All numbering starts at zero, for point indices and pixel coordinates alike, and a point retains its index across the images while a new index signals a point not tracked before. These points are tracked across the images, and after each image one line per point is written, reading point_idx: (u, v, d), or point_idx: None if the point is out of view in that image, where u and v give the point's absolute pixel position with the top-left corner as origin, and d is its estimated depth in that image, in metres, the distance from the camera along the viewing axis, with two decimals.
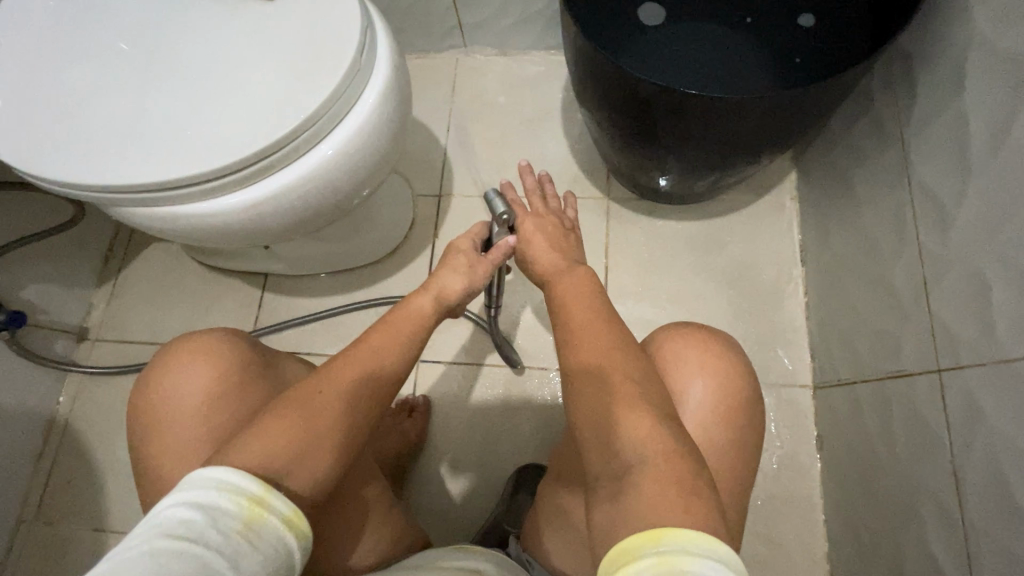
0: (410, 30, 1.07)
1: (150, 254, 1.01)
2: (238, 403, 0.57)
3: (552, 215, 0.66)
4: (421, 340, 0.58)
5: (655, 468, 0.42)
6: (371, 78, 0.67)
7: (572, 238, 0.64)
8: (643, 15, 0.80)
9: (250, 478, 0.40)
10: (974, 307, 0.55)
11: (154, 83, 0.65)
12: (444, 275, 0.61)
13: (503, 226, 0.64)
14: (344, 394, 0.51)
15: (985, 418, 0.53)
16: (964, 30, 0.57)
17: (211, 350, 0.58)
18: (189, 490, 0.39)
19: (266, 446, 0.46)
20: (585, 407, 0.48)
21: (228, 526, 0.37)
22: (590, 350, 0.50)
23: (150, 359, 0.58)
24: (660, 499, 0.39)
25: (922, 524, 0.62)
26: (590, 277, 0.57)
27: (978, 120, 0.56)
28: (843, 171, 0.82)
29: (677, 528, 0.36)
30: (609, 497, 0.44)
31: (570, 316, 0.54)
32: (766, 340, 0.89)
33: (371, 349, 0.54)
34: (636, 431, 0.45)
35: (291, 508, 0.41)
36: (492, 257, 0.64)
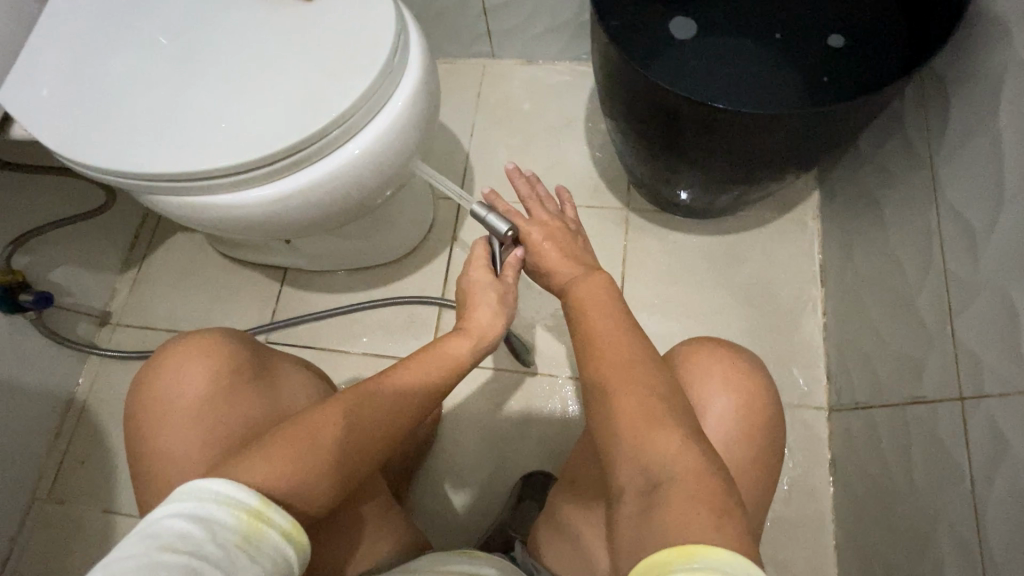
0: (439, 35, 1.08)
1: (174, 244, 1.05)
2: (227, 413, 0.55)
3: (554, 217, 0.59)
4: (451, 384, 0.54)
5: (687, 483, 0.36)
6: (403, 79, 0.64)
7: (581, 240, 0.58)
8: (673, 28, 0.78)
9: (248, 489, 0.38)
10: (1000, 336, 0.51)
11: (192, 76, 0.63)
12: (478, 312, 0.56)
13: (507, 241, 0.58)
14: (358, 430, 0.47)
15: (1010, 448, 0.48)
16: (1003, 49, 0.54)
17: (202, 355, 0.56)
18: (188, 500, 0.36)
19: (275, 471, 0.42)
20: (615, 420, 0.42)
21: (228, 539, 0.35)
22: (624, 361, 0.44)
23: (154, 352, 0.58)
24: (688, 516, 0.34)
25: (937, 558, 0.56)
26: (609, 284, 0.51)
27: (1014, 141, 0.52)
28: (868, 191, 0.78)
29: (712, 546, 0.31)
30: (634, 512, 0.38)
31: (593, 330, 0.47)
32: (782, 359, 0.85)
33: (394, 388, 0.50)
34: (665, 444, 0.39)
35: (291, 520, 0.38)
36: (507, 275, 0.58)
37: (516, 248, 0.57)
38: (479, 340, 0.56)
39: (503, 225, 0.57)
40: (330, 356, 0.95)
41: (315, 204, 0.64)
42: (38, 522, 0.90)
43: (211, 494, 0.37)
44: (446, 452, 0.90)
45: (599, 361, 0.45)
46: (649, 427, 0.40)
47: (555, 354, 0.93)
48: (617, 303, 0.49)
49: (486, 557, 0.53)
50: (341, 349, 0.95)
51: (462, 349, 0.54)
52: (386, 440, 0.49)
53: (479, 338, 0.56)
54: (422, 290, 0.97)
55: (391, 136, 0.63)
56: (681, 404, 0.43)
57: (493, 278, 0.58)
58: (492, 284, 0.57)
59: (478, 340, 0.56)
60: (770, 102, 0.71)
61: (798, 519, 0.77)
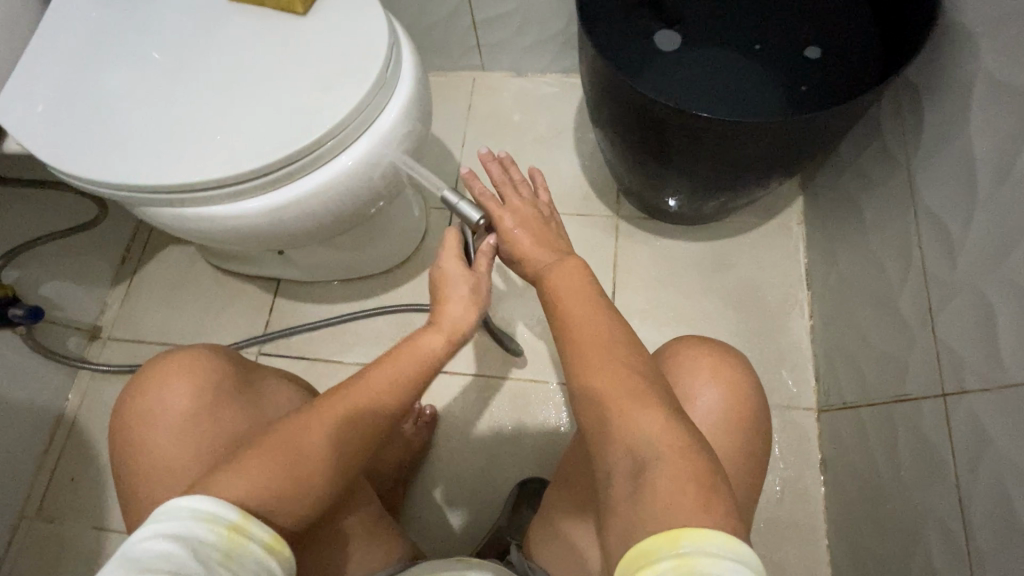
0: (430, 49, 1.10)
1: (166, 257, 1.05)
2: (215, 427, 0.55)
3: (527, 202, 0.58)
4: (427, 382, 0.52)
5: (674, 461, 0.37)
6: (397, 91, 0.65)
7: (554, 226, 0.58)
8: (659, 40, 0.80)
9: (227, 504, 0.38)
10: (978, 333, 0.52)
11: (185, 90, 0.64)
12: (449, 306, 0.55)
13: (479, 230, 0.59)
14: (334, 432, 0.47)
15: (991, 441, 0.49)
16: (970, 58, 0.56)
17: (184, 372, 0.56)
18: (166, 523, 0.36)
19: (252, 484, 0.42)
20: (599, 404, 0.42)
21: (209, 555, 0.35)
22: (603, 342, 0.45)
23: (138, 371, 0.58)
24: (677, 498, 0.35)
25: (926, 553, 0.57)
26: (583, 271, 0.50)
27: (984, 146, 0.54)
28: (849, 195, 0.80)
29: (698, 528, 0.33)
30: (625, 495, 0.38)
31: (575, 326, 0.47)
32: (771, 361, 0.86)
33: (367, 389, 0.49)
34: (649, 423, 0.40)
35: (271, 533, 0.39)
36: (480, 263, 0.57)
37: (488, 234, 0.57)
38: (452, 334, 0.53)
39: (475, 213, 0.59)
40: (324, 366, 0.95)
41: (309, 213, 0.65)
42: (27, 541, 0.88)
43: (189, 512, 0.37)
44: (440, 460, 0.90)
45: (578, 344, 0.46)
46: (633, 404, 0.41)
47: (549, 361, 0.94)
48: (593, 287, 0.49)
49: (479, 564, 0.53)
50: (334, 359, 0.95)
51: (435, 344, 0.52)
52: (366, 441, 0.48)
53: (452, 331, 0.54)
54: (415, 299, 0.98)
55: (384, 146, 0.64)
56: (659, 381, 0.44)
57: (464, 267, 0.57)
58: (465, 276, 0.56)
59: (451, 334, 0.53)
60: (752, 111, 0.73)
61: (791, 519, 0.78)
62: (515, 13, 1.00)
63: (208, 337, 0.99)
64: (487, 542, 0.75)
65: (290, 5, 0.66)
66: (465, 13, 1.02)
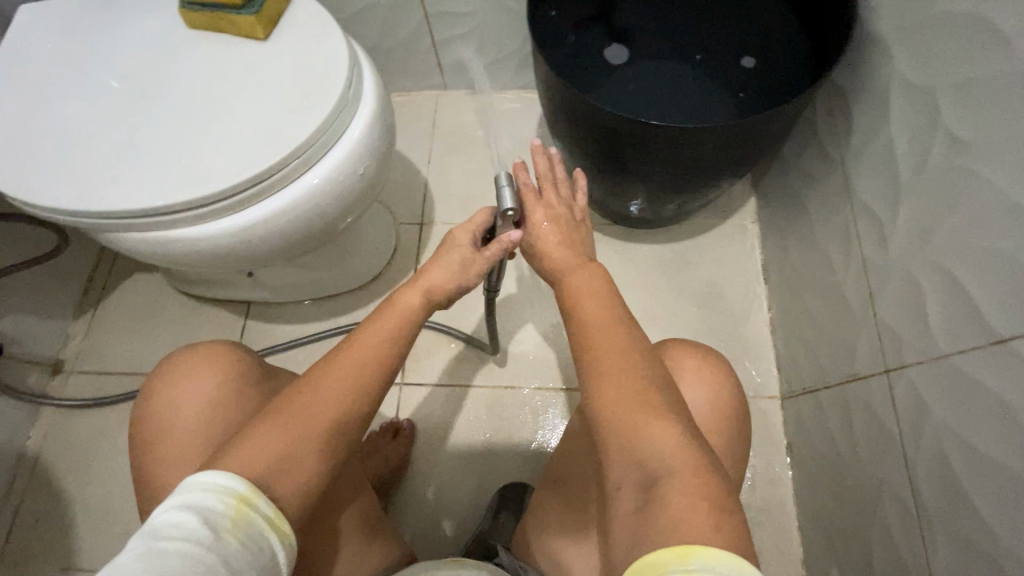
0: (392, 70, 1.13)
1: (130, 285, 1.04)
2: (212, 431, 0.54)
3: (564, 202, 0.57)
4: (410, 342, 0.51)
5: (685, 480, 0.38)
6: (359, 111, 0.67)
7: (583, 233, 0.56)
8: (609, 54, 0.85)
9: (237, 477, 0.39)
10: (912, 310, 0.57)
11: (146, 116, 0.64)
12: (433, 270, 0.54)
13: (507, 220, 0.55)
14: (321, 396, 0.46)
15: (930, 411, 0.53)
16: (886, 63, 0.61)
17: (195, 370, 0.56)
18: (182, 493, 0.37)
19: (261, 459, 0.42)
20: (612, 415, 0.43)
21: (218, 524, 0.36)
22: (618, 355, 0.45)
23: (158, 365, 0.58)
24: (686, 514, 0.36)
25: (884, 522, 0.60)
26: (603, 274, 0.51)
27: (903, 141, 0.59)
28: (795, 192, 0.85)
29: (708, 548, 0.33)
30: (632, 509, 0.39)
31: (586, 321, 0.48)
32: (735, 354, 0.90)
33: (354, 351, 0.48)
34: (662, 438, 0.40)
35: (275, 510, 0.40)
36: (491, 252, 0.55)
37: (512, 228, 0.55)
38: (429, 293, 0.53)
39: (510, 202, 0.54)
40: None
41: (279, 232, 0.66)
42: None
43: (200, 485, 0.38)
44: (421, 473, 0.90)
45: (595, 352, 0.46)
46: (646, 419, 0.42)
47: (523, 368, 0.95)
48: (611, 292, 0.50)
49: (473, 565, 0.52)
50: None
51: (415, 300, 0.52)
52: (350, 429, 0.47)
53: (432, 288, 0.53)
54: None
55: (350, 163, 0.66)
56: (677, 400, 0.44)
57: (473, 250, 0.55)
58: (466, 249, 0.55)
59: (428, 292, 0.53)
60: (700, 118, 0.78)
61: (763, 504, 0.81)
62: (473, 33, 1.04)
63: None
64: (469, 546, 0.75)
65: (251, 31, 0.68)
66: (424, 33, 1.05)
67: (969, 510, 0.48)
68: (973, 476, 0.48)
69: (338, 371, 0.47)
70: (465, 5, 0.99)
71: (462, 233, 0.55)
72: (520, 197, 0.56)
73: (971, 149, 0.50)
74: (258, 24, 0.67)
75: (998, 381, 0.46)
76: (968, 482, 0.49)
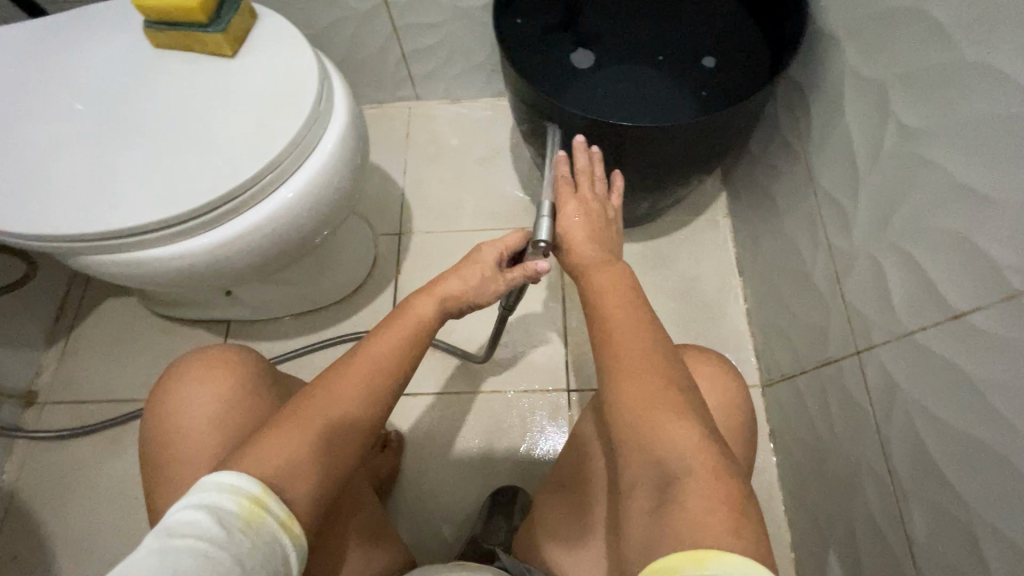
0: (363, 83, 1.13)
1: (104, 311, 1.02)
2: (216, 438, 0.54)
3: (598, 200, 0.56)
4: (422, 350, 0.53)
5: (703, 481, 0.37)
6: (331, 123, 0.67)
7: (613, 232, 0.55)
8: (575, 59, 0.87)
9: (250, 478, 0.40)
10: (877, 292, 0.59)
11: (114, 137, 0.64)
12: (449, 278, 0.55)
13: (538, 250, 0.55)
14: (331, 402, 0.47)
15: (900, 388, 0.55)
16: (839, 58, 0.64)
17: (207, 373, 0.57)
18: (196, 494, 0.38)
19: (277, 460, 0.43)
20: (632, 409, 0.42)
21: (231, 523, 0.36)
22: (642, 352, 0.45)
23: (168, 367, 0.59)
24: (705, 517, 0.35)
25: (863, 499, 0.62)
26: (630, 275, 0.50)
27: (859, 132, 0.62)
28: (762, 186, 0.88)
29: (726, 554, 0.32)
30: (648, 508, 0.39)
31: (610, 315, 0.47)
32: (714, 346, 0.92)
33: (366, 358, 0.50)
34: (683, 438, 0.39)
35: (287, 512, 0.40)
36: (514, 276, 0.56)
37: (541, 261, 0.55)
38: (442, 301, 0.55)
39: (546, 235, 0.53)
40: None
41: (258, 247, 0.66)
42: None
43: (214, 485, 0.38)
44: (412, 482, 0.90)
45: (616, 345, 0.45)
46: (667, 418, 0.41)
47: (508, 372, 0.95)
48: (636, 292, 0.49)
49: (474, 565, 0.52)
50: None
51: (429, 309, 0.54)
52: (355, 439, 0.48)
53: (446, 297, 0.55)
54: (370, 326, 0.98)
55: (325, 175, 0.66)
56: (697, 399, 0.43)
57: (495, 268, 0.56)
58: (488, 266, 0.55)
59: (442, 298, 0.55)
60: (666, 117, 0.80)
61: None
62: (442, 44, 1.05)
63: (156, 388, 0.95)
64: (466, 549, 0.75)
65: (218, 48, 0.68)
66: (394, 46, 1.06)
67: (941, 480, 0.50)
68: (943, 448, 0.50)
69: (356, 374, 0.49)
70: (433, 17, 1.00)
71: (488, 252, 0.55)
72: (556, 194, 0.55)
73: (920, 135, 0.52)
74: (225, 41, 0.67)
75: (961, 354, 0.48)
76: (938, 454, 0.51)
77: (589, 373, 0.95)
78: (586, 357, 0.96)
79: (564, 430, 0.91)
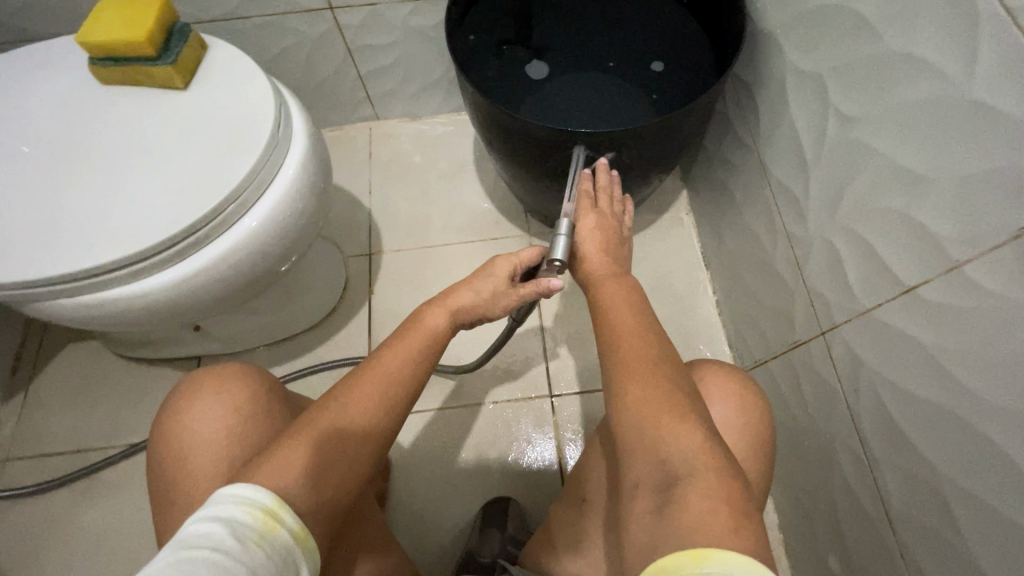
0: (322, 106, 1.13)
1: (64, 358, 0.98)
2: (214, 463, 0.52)
3: (614, 216, 0.61)
4: (431, 363, 0.54)
5: (706, 480, 0.37)
6: (290, 150, 0.67)
7: (625, 248, 0.60)
8: (530, 70, 0.88)
9: (265, 490, 0.40)
10: (835, 273, 0.62)
11: (66, 179, 0.62)
12: (463, 288, 0.57)
13: (552, 268, 0.57)
14: (346, 417, 0.48)
15: (864, 363, 0.58)
16: (779, 55, 0.67)
17: (210, 395, 0.55)
18: (211, 506, 0.38)
19: (290, 473, 0.43)
20: (637, 411, 0.43)
21: (245, 534, 0.36)
22: (647, 360, 0.46)
23: (171, 389, 0.57)
24: (704, 514, 0.34)
25: (842, 474, 0.64)
26: (637, 291, 0.53)
27: (803, 123, 0.65)
28: (720, 180, 0.90)
29: (725, 551, 0.31)
30: (649, 509, 0.38)
31: (617, 322, 0.49)
32: (689, 339, 0.94)
33: (381, 374, 0.51)
34: (685, 437, 0.40)
35: (300, 525, 0.40)
36: (527, 292, 0.57)
37: (554, 278, 0.56)
38: (453, 311, 0.56)
39: (561, 255, 0.55)
40: None
41: (225, 278, 0.64)
42: None
43: (229, 497, 0.38)
44: (403, 503, 0.88)
45: (624, 353, 0.47)
46: (669, 419, 0.41)
47: (489, 383, 0.95)
48: (645, 309, 0.51)
49: None
50: None
51: (439, 321, 0.55)
52: (365, 458, 0.48)
53: (457, 309, 0.56)
54: (347, 349, 0.96)
55: (288, 202, 0.65)
56: (700, 406, 0.43)
57: (510, 281, 0.58)
58: (501, 281, 0.57)
59: (454, 310, 0.56)
60: (623, 121, 0.82)
61: None
62: (398, 63, 1.06)
63: (126, 433, 0.92)
64: (461, 566, 0.74)
65: (169, 81, 0.67)
66: (349, 68, 1.06)
67: (911, 449, 0.53)
68: (909, 417, 0.52)
69: (370, 386, 0.50)
70: (386, 37, 1.01)
71: (506, 264, 0.57)
72: (576, 207, 0.61)
73: (858, 123, 0.55)
74: (176, 73, 0.66)
75: (916, 327, 0.50)
76: (905, 424, 0.53)
77: (569, 377, 0.95)
78: (565, 362, 0.97)
79: (550, 436, 0.91)
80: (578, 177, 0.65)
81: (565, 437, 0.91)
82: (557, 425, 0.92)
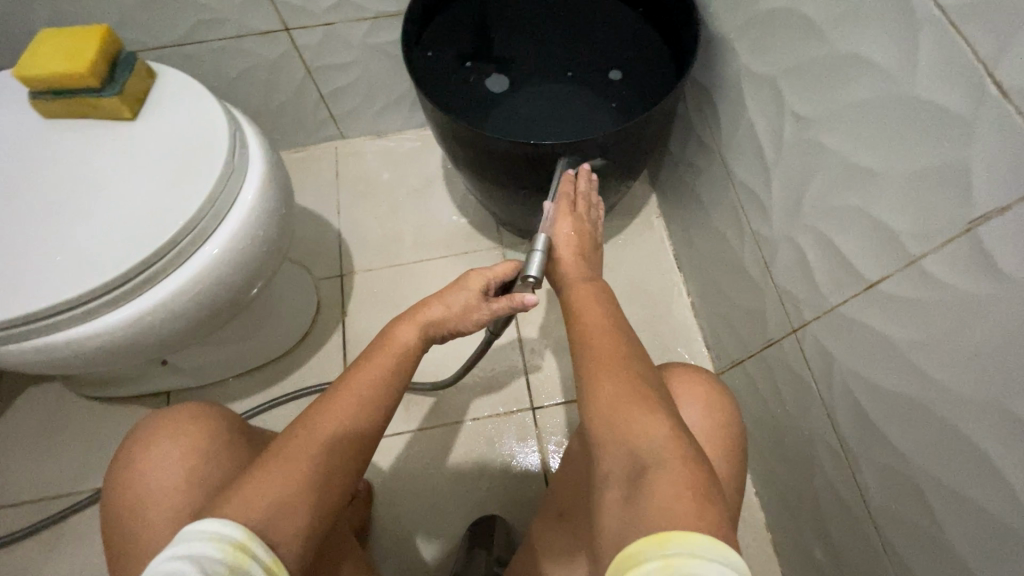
0: (284, 128, 1.11)
1: (24, 402, 0.94)
2: (180, 502, 0.50)
3: (589, 223, 0.61)
4: (403, 381, 0.53)
5: (673, 470, 0.36)
6: (248, 176, 0.65)
7: (596, 255, 0.60)
8: (490, 83, 0.88)
9: (233, 524, 0.38)
10: (802, 271, 0.62)
11: (12, 218, 0.60)
12: (434, 303, 0.56)
13: (527, 284, 0.55)
14: (317, 440, 0.46)
15: (835, 359, 0.58)
16: (734, 59, 0.68)
17: (174, 434, 0.53)
18: (178, 544, 0.36)
19: (259, 502, 0.41)
20: (608, 409, 0.42)
21: (214, 569, 0.34)
22: (617, 358, 0.45)
23: (133, 430, 0.55)
24: (671, 502, 0.34)
25: (822, 470, 0.65)
26: (608, 294, 0.53)
27: (761, 125, 0.65)
28: (687, 184, 0.91)
29: (687, 532, 0.31)
30: (619, 499, 0.38)
31: (588, 325, 0.49)
32: (667, 343, 0.94)
33: (352, 394, 0.50)
34: (653, 430, 0.39)
35: (273, 557, 0.38)
36: (499, 306, 0.56)
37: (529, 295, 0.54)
38: (425, 327, 0.55)
39: (535, 272, 0.53)
40: None
41: (186, 312, 0.62)
42: None
43: (197, 534, 0.37)
44: (387, 528, 0.86)
45: (594, 353, 0.46)
46: (638, 414, 0.41)
47: (470, 400, 0.94)
48: (614, 311, 0.51)
49: None
50: None
51: (410, 337, 0.54)
52: (339, 481, 0.47)
53: (428, 324, 0.55)
54: (322, 374, 0.94)
55: (248, 228, 0.63)
56: (669, 402, 0.43)
57: (483, 293, 0.57)
58: (474, 295, 0.56)
59: (425, 325, 0.55)
60: (586, 130, 0.83)
61: None
62: (360, 82, 1.05)
63: (93, 476, 0.88)
64: None
65: (116, 111, 0.65)
66: (311, 89, 1.04)
67: (885, 441, 0.53)
68: (880, 410, 0.53)
69: (341, 407, 0.49)
70: (346, 56, 1.00)
71: (480, 276, 0.57)
72: (553, 213, 0.60)
73: (812, 123, 0.56)
74: (123, 104, 0.64)
75: (882, 322, 0.51)
76: (878, 417, 0.53)
77: (550, 388, 0.95)
78: (546, 373, 0.96)
79: (534, 448, 0.90)
80: (562, 181, 0.64)
81: (548, 448, 0.90)
82: (541, 437, 0.91)
